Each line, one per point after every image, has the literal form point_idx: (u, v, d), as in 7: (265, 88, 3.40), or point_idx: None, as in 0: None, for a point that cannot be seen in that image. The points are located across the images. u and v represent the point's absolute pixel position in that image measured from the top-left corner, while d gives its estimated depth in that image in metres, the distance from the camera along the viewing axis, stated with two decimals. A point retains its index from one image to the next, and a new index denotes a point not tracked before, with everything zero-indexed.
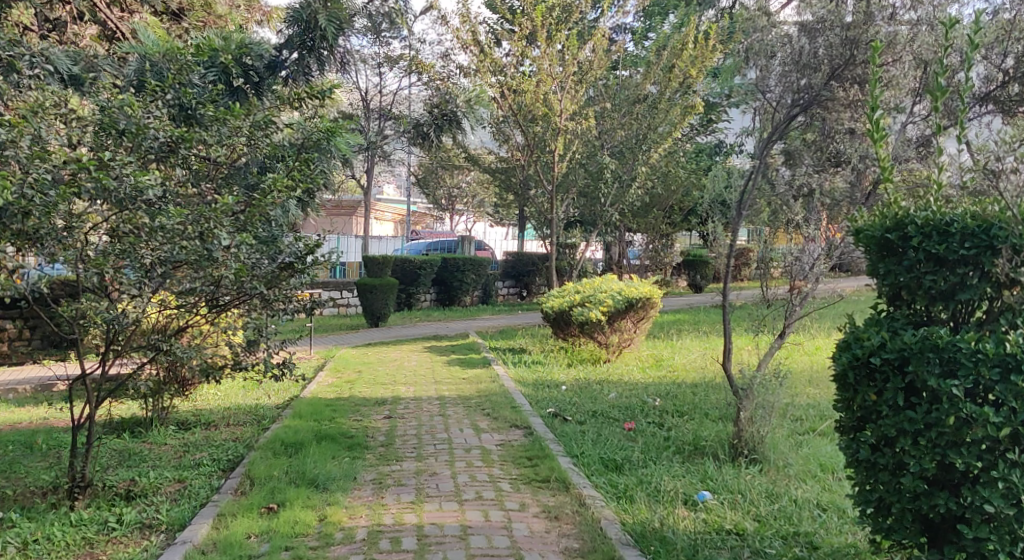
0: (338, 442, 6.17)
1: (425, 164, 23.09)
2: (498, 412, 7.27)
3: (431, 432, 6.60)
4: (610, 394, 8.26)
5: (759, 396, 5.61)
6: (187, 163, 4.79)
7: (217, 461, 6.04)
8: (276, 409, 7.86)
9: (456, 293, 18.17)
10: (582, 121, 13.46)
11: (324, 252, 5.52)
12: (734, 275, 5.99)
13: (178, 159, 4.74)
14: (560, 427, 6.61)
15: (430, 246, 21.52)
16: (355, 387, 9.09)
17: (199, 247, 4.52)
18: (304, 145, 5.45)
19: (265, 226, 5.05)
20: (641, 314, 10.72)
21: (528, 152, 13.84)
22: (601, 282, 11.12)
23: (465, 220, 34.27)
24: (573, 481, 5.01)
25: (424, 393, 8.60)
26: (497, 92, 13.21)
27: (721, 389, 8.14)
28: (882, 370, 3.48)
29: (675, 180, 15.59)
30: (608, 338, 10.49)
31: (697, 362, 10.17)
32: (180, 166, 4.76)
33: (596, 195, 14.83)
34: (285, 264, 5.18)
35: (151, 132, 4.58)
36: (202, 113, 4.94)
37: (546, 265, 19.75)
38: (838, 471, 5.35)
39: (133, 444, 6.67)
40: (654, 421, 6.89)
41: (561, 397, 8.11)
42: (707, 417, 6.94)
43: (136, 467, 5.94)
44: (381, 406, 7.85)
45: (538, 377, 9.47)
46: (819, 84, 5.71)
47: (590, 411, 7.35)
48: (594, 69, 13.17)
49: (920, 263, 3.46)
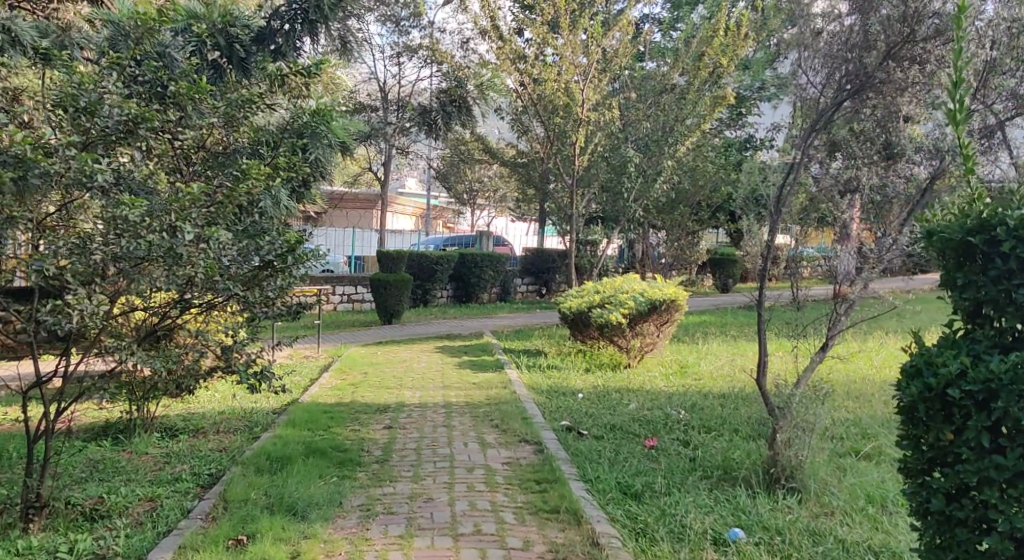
0: (329, 457, 5.62)
1: (445, 157, 22.53)
2: (508, 424, 6.69)
3: (432, 446, 6.02)
4: (631, 404, 7.66)
5: (798, 417, 4.98)
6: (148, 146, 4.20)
7: (196, 477, 5.54)
8: (271, 415, 7.33)
9: (474, 290, 17.62)
10: (606, 112, 12.81)
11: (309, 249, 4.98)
12: (769, 283, 5.34)
13: (135, 141, 4.14)
14: (574, 443, 6.03)
15: (448, 241, 20.94)
16: (358, 391, 8.53)
17: (160, 243, 3.94)
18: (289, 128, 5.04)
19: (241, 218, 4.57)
20: (664, 317, 10.09)
21: (549, 145, 13.24)
22: (622, 282, 10.49)
23: (487, 215, 33.68)
24: (586, 513, 4.42)
25: (431, 399, 8.03)
26: (517, 81, 12.59)
27: (752, 401, 7.52)
28: (961, 405, 2.85)
29: (704, 176, 14.92)
30: (629, 343, 9.84)
31: (725, 369, 9.51)
32: (137, 149, 4.14)
33: (617, 190, 13.59)
34: (264, 264, 4.60)
35: (105, 108, 4.03)
36: (168, 90, 4.34)
37: (566, 262, 19.16)
38: (889, 504, 4.73)
39: (111, 452, 6.16)
40: (679, 439, 6.26)
41: (577, 408, 7.50)
42: (737, 436, 6.31)
43: (105, 482, 5.44)
44: (382, 414, 7.26)
45: (554, 383, 8.87)
46: (872, 64, 5.05)
47: (608, 424, 6.75)
48: (619, 58, 12.51)
49: (1011, 274, 2.83)
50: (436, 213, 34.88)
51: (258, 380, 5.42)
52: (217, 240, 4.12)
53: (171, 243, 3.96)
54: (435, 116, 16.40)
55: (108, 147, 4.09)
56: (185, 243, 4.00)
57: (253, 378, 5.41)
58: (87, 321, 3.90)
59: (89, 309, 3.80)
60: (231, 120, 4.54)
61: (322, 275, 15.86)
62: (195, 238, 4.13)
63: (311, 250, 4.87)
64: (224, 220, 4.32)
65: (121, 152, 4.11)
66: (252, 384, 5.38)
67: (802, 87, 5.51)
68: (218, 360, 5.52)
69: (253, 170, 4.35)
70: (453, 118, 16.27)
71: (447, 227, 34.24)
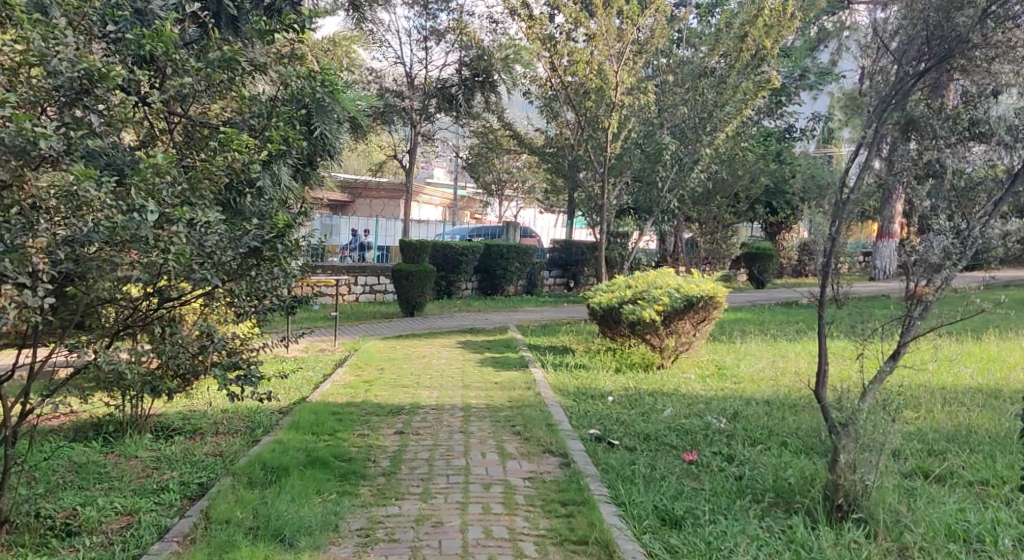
0: (330, 468, 5.05)
1: (472, 146, 21.92)
2: (531, 431, 6.08)
3: (446, 456, 5.42)
4: (666, 410, 7.01)
5: (863, 435, 4.34)
6: (108, 106, 3.64)
7: (186, 486, 5.02)
8: (277, 415, 6.78)
9: (499, 282, 17.03)
10: (641, 97, 12.11)
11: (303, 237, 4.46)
12: (828, 283, 4.66)
13: (92, 101, 3.58)
14: (604, 457, 5.41)
15: (474, 233, 20.05)
16: (371, 389, 7.95)
17: (116, 223, 3.40)
18: (287, 96, 4.45)
19: (223, 189, 4.22)
20: (703, 315, 9.39)
21: (579, 131, 12.57)
22: (655, 276, 9.82)
23: (515, 206, 32.91)
24: (618, 548, 3.85)
25: (449, 400, 7.45)
26: (547, 65, 11.96)
27: (800, 410, 6.84)
28: None
29: (744, 166, 14.14)
30: (662, 342, 9.18)
31: (767, 373, 8.79)
32: (94, 110, 3.58)
33: (651, 180, 12.87)
34: (250, 251, 4.11)
35: (52, 61, 3.42)
36: (129, 39, 3.77)
37: (595, 255, 18.45)
38: (974, 542, 4.07)
39: (98, 455, 5.65)
40: (722, 453, 5.61)
41: (607, 413, 6.86)
42: (787, 452, 5.64)
43: (83, 490, 4.92)
44: (395, 416, 6.68)
45: (581, 384, 8.25)
46: (968, 25, 4.41)
47: (641, 433, 6.12)
48: (656, 40, 11.80)
49: None
50: (464, 204, 34.19)
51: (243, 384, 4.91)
52: (183, 223, 3.60)
53: (129, 224, 3.41)
54: (455, 92, 16.34)
55: (59, 108, 3.54)
56: (148, 226, 3.48)
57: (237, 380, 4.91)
58: (33, 315, 3.33)
59: (33, 301, 3.25)
60: (214, 83, 4.06)
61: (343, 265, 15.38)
62: (157, 217, 3.60)
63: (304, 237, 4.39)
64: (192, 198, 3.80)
65: (77, 115, 3.57)
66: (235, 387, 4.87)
67: (870, 56, 4.89)
68: (206, 356, 5.00)
69: (230, 141, 3.94)
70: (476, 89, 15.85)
71: (475, 217, 33.53)
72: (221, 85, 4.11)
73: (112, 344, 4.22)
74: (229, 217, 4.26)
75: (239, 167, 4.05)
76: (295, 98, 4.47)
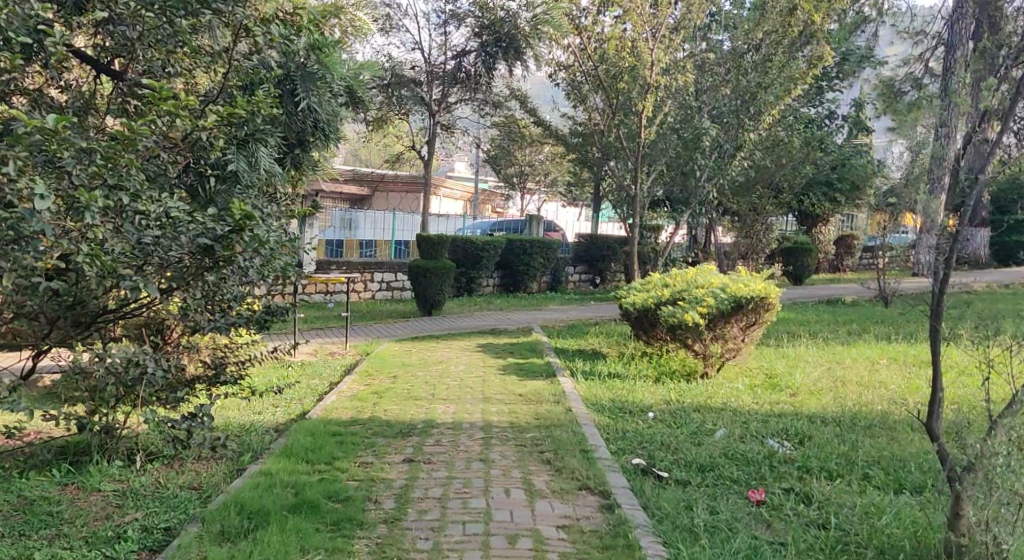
0: (322, 512, 4.16)
1: (494, 138, 20.84)
2: (563, 459, 5.14)
3: (462, 495, 4.50)
4: (718, 431, 6.03)
5: (1000, 485, 3.35)
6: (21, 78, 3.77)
7: (149, 532, 4.15)
8: (269, 435, 5.90)
9: (522, 279, 16.11)
10: (679, 77, 11.09)
11: (267, 227, 4.24)
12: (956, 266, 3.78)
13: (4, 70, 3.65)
14: (655, 495, 4.48)
15: (494, 226, 19.15)
16: (381, 402, 7.03)
17: (12, 214, 3.20)
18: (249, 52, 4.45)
19: (152, 164, 3.97)
20: (752, 319, 8.35)
21: (609, 116, 11.56)
22: (696, 274, 8.86)
23: (537, 199, 31.72)
24: None
25: (468, 416, 6.54)
26: (575, 42, 10.99)
27: (876, 434, 5.85)
28: None
29: (789, 154, 13.04)
30: (707, 348, 8.17)
31: (826, 384, 7.77)
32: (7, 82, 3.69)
33: (687, 168, 11.87)
34: (201, 247, 3.88)
35: None
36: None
37: (623, 250, 17.47)
38: None
39: (53, 491, 4.71)
40: (796, 492, 4.65)
41: (650, 433, 5.92)
42: (872, 489, 4.71)
43: (21, 540, 4.06)
44: (405, 439, 5.76)
45: (618, 397, 7.28)
46: None
47: (695, 463, 5.16)
48: (696, 17, 10.77)
49: None
50: (483, 198, 33.08)
51: (188, 427, 4.85)
52: (90, 212, 3.36)
53: (21, 216, 3.21)
54: (473, 60, 14.77)
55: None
56: (43, 219, 3.24)
57: (183, 421, 4.83)
58: None
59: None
60: (151, 30, 4.14)
61: (359, 262, 14.54)
62: (61, 204, 3.43)
63: (265, 230, 4.18)
64: (111, 181, 3.59)
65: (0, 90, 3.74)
66: (173, 437, 4.84)
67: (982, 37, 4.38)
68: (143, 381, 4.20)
69: (154, 95, 3.71)
70: (496, 63, 14.42)
71: (494, 212, 32.47)
72: (158, 35, 4.17)
73: (22, 386, 3.87)
74: (159, 189, 4.01)
75: (172, 134, 4.01)
76: (259, 51, 4.47)
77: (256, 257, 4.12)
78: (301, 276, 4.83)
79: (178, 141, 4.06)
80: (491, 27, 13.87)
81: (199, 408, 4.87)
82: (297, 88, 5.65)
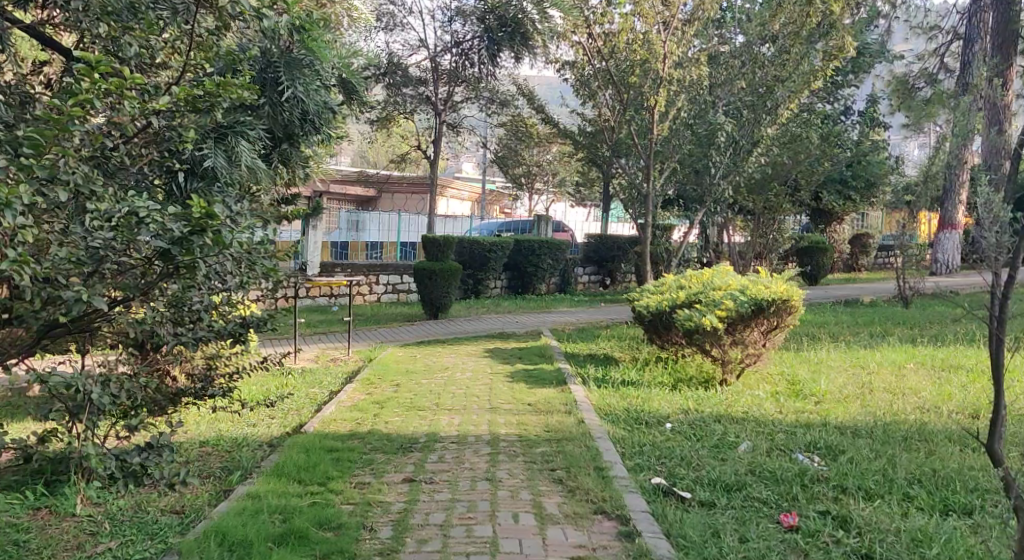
0: (311, 542, 3.78)
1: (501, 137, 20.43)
2: (576, 478, 4.73)
3: (464, 520, 4.11)
4: (742, 444, 5.61)
5: None
6: None
7: None
8: (262, 450, 5.52)
9: (530, 280, 15.70)
10: (692, 71, 10.65)
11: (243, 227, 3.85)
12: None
13: None
14: (677, 520, 4.08)
15: (501, 227, 18.74)
16: (382, 413, 6.65)
17: None
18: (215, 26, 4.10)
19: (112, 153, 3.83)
20: (774, 323, 7.90)
21: (619, 112, 11.15)
22: (712, 275, 8.46)
23: (546, 199, 31.25)
24: None
25: (474, 428, 6.13)
26: (583, 37, 10.58)
27: (914, 448, 5.42)
28: None
29: (806, 150, 12.58)
30: (726, 354, 7.75)
31: (853, 391, 7.35)
32: None
33: (701, 166, 11.43)
34: (159, 252, 3.57)
35: None
36: None
37: (633, 250, 17.04)
38: None
39: (20, 519, 4.26)
40: (832, 515, 4.23)
41: (669, 447, 5.51)
42: (916, 512, 4.30)
43: None
44: (407, 455, 5.37)
45: (632, 406, 6.87)
46: None
47: (720, 481, 4.74)
48: (708, 9, 10.35)
49: None
50: (492, 197, 32.62)
51: (143, 460, 4.61)
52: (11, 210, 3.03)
53: None
54: (473, 52, 14.25)
55: None
56: None
57: (138, 454, 4.58)
58: None
59: None
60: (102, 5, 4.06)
61: (363, 264, 14.18)
62: None
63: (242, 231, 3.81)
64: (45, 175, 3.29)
65: None
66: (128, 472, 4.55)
67: None
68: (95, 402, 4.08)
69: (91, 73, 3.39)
70: (499, 48, 13.74)
71: (503, 212, 31.99)
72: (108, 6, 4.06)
73: None
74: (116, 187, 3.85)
75: (120, 119, 3.70)
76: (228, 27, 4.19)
77: (228, 259, 3.75)
78: (290, 279, 4.44)
79: (129, 127, 3.75)
80: (495, 22, 13.43)
81: (155, 439, 4.69)
82: (281, 76, 5.40)
